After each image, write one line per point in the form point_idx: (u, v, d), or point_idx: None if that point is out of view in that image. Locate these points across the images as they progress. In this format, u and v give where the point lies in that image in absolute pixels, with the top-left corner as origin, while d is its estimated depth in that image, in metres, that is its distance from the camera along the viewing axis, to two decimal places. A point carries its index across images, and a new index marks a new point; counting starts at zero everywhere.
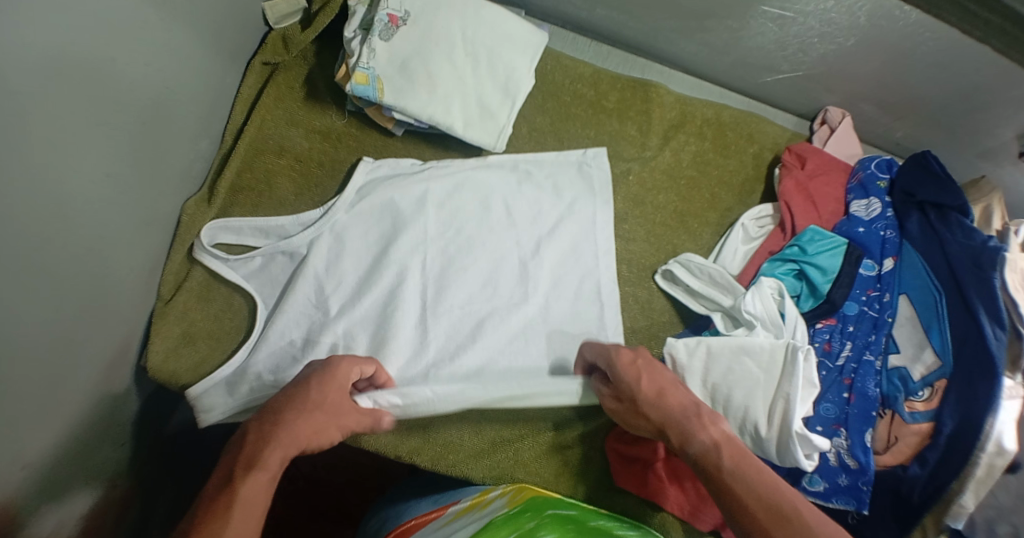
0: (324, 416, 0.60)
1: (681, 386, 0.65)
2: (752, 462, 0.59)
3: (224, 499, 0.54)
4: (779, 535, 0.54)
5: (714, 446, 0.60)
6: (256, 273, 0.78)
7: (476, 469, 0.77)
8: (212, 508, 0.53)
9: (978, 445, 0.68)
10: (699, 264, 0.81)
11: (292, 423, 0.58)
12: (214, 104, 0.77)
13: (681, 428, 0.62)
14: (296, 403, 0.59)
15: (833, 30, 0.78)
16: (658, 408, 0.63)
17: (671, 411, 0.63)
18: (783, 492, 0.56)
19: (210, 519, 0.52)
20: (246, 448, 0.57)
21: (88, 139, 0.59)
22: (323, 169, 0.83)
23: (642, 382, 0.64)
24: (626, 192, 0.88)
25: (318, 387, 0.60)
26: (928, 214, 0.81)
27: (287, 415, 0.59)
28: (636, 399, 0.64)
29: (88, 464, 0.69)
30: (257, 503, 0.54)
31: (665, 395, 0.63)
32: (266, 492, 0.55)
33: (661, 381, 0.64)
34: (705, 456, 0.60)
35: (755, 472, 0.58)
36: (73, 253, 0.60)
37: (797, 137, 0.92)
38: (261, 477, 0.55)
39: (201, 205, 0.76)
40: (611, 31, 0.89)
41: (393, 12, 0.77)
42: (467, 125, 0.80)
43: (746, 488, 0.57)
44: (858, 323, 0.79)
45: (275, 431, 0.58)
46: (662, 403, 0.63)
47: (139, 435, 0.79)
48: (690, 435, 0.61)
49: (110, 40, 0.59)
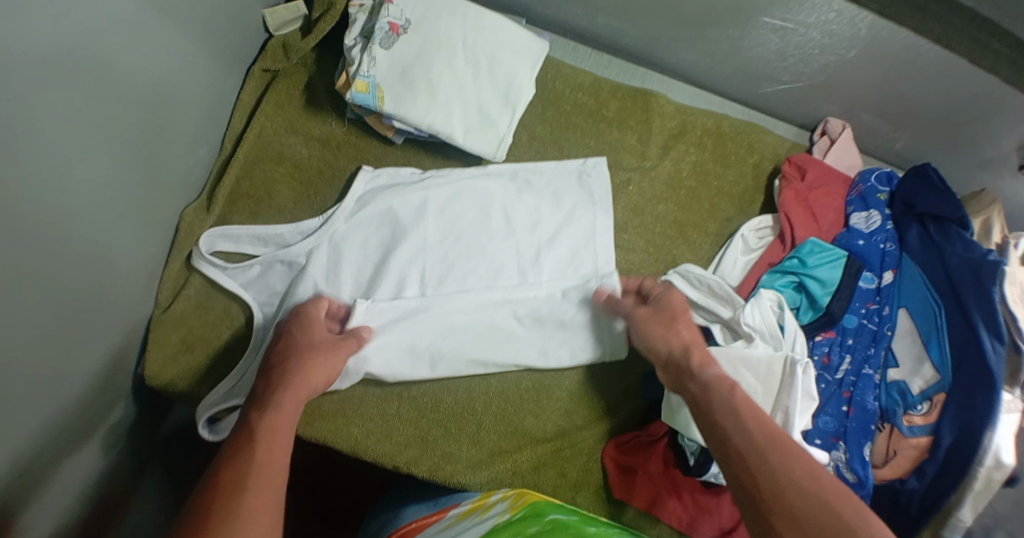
0: (324, 352, 0.68)
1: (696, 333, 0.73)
2: (745, 397, 0.63)
3: (248, 430, 0.59)
4: (773, 455, 0.55)
5: (725, 378, 0.65)
6: (254, 281, 0.78)
7: (475, 479, 0.76)
8: (236, 439, 0.58)
9: (977, 459, 0.68)
10: (698, 275, 0.80)
11: (298, 361, 0.65)
12: (213, 111, 0.77)
13: (704, 355, 0.68)
14: (297, 347, 0.67)
15: (834, 42, 0.78)
16: (689, 333, 0.71)
17: (700, 342, 0.71)
18: (779, 431, 0.58)
19: (238, 446, 0.57)
20: (259, 393, 0.63)
21: (83, 146, 0.59)
22: (321, 177, 0.83)
23: (686, 314, 0.74)
24: (626, 202, 0.87)
25: (311, 329, 0.69)
26: (928, 226, 0.81)
27: (290, 355, 0.66)
28: (673, 320, 0.73)
29: (76, 475, 0.68)
30: (274, 433, 0.59)
31: (695, 332, 0.72)
32: (289, 426, 0.61)
33: (687, 322, 0.73)
34: (719, 380, 0.64)
35: (759, 411, 0.61)
36: (70, 263, 0.60)
37: (797, 147, 0.92)
38: (279, 411, 0.61)
39: (200, 212, 0.76)
40: (611, 40, 0.89)
41: (394, 20, 0.77)
42: (466, 133, 0.80)
43: (748, 415, 0.60)
44: (858, 336, 0.79)
45: (289, 368, 0.65)
46: (691, 333, 0.72)
47: (133, 444, 0.79)
48: (707, 362, 0.67)
49: (110, 50, 0.59)
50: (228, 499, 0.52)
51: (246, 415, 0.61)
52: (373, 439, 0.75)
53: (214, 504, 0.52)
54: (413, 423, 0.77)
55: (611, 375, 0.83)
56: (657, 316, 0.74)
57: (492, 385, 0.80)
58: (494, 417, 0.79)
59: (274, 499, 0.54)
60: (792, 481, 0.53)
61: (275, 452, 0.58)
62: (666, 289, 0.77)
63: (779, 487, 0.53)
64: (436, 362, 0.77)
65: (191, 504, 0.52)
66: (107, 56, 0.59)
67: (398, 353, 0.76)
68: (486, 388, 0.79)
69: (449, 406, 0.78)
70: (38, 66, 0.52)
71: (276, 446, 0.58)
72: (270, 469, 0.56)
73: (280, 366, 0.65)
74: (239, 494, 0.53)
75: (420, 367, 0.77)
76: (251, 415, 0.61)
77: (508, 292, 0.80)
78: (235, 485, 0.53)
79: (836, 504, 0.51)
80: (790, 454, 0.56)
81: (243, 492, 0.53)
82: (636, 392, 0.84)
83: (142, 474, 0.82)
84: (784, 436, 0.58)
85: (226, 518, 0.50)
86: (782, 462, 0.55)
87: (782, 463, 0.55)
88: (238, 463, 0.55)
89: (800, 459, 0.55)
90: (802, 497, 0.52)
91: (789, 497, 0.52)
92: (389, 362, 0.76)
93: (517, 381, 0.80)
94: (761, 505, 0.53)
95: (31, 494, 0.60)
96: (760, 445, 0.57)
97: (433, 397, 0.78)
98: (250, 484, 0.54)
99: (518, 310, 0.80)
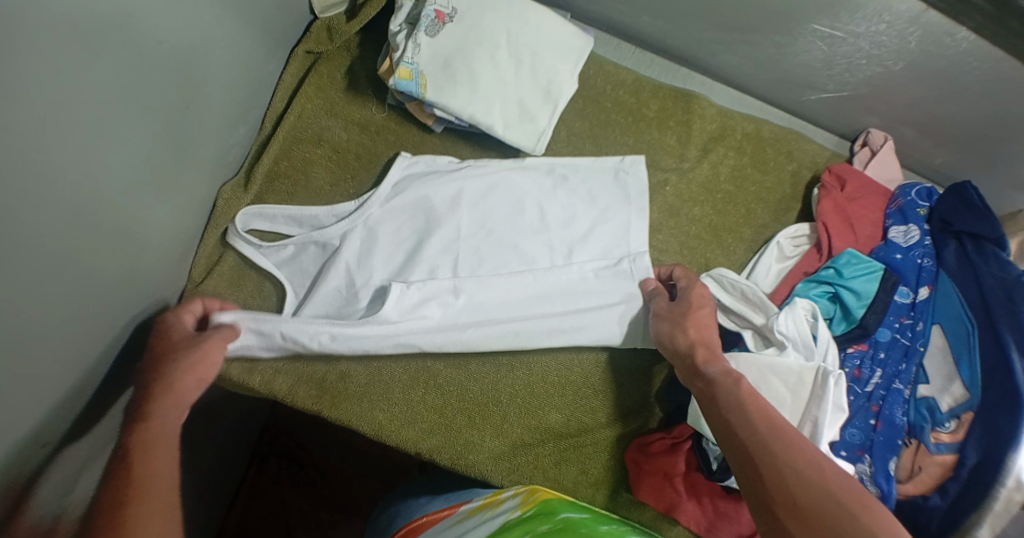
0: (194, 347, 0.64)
1: (713, 327, 0.72)
2: (754, 391, 0.63)
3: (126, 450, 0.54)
4: (777, 447, 0.56)
5: (731, 374, 0.65)
6: (288, 262, 0.78)
7: (496, 470, 0.76)
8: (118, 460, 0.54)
9: (997, 480, 0.65)
10: (731, 280, 0.80)
11: (164, 370, 0.61)
12: (256, 90, 0.77)
13: (711, 353, 0.68)
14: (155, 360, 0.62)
15: (881, 54, 0.77)
16: (701, 331, 0.71)
17: (712, 339, 0.70)
18: (784, 426, 0.58)
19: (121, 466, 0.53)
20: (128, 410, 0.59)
21: (127, 119, 0.59)
22: (359, 161, 0.83)
23: (703, 311, 0.73)
24: (662, 202, 0.87)
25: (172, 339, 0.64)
26: (965, 244, 0.80)
27: (150, 369, 0.62)
28: (685, 316, 0.72)
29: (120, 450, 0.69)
30: (151, 443, 0.55)
31: (709, 329, 0.71)
32: (164, 429, 0.57)
33: (701, 320, 0.72)
34: (726, 375, 0.65)
35: (763, 407, 0.61)
36: (107, 236, 0.60)
37: (837, 157, 0.92)
38: (149, 420, 0.57)
39: (237, 190, 0.76)
40: (654, 39, 0.89)
41: (441, 9, 0.76)
42: (507, 126, 0.80)
43: (744, 413, 0.60)
44: (890, 351, 0.79)
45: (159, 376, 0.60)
46: (702, 329, 0.71)
47: (199, 426, 0.79)
48: (715, 359, 0.67)
49: (154, 24, 0.59)
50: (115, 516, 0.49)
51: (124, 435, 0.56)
52: (396, 425, 0.75)
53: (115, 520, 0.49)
54: (438, 411, 0.77)
55: (635, 375, 0.83)
56: (673, 311, 0.73)
57: (518, 376, 0.80)
58: (518, 409, 0.79)
59: (162, 505, 0.51)
60: (796, 474, 0.54)
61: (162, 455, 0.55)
62: (690, 284, 0.76)
63: (783, 481, 0.54)
64: (465, 340, 0.76)
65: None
66: (152, 35, 0.59)
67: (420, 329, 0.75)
68: (513, 380, 0.79)
69: (474, 395, 0.78)
70: (84, 37, 0.52)
71: (152, 452, 0.55)
72: (149, 476, 0.53)
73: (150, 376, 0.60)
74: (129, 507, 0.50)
75: (449, 343, 0.76)
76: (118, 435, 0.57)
77: (540, 275, 0.79)
78: (115, 503, 0.50)
79: (837, 491, 0.52)
80: (794, 446, 0.56)
81: (123, 507, 0.50)
82: (658, 395, 0.84)
83: None
84: (790, 430, 0.58)
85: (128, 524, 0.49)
86: (786, 455, 0.55)
87: (786, 456, 0.55)
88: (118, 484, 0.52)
89: (804, 454, 0.55)
90: (801, 487, 0.53)
91: (791, 487, 0.53)
92: (417, 340, 0.75)
93: (543, 374, 0.80)
94: (766, 498, 0.54)
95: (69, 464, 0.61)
96: (765, 439, 0.57)
97: (458, 386, 0.78)
98: (129, 498, 0.50)
99: (549, 295, 0.79)
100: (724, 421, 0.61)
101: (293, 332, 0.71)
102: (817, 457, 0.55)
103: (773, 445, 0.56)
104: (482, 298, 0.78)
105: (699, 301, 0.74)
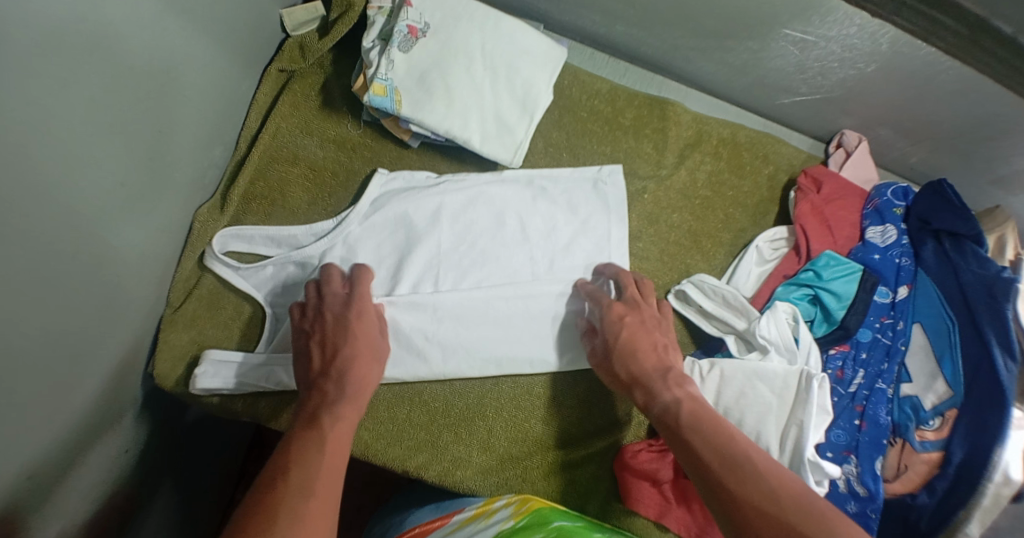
0: (367, 357, 0.68)
1: (647, 354, 0.71)
2: (714, 413, 0.64)
3: (311, 436, 0.60)
4: (722, 474, 0.57)
5: (668, 408, 0.65)
6: (266, 282, 0.77)
7: (485, 486, 0.76)
8: (302, 442, 0.59)
9: (985, 475, 0.67)
10: (712, 286, 0.80)
11: (346, 374, 0.66)
12: (229, 110, 0.77)
13: (647, 388, 0.69)
14: (348, 340, 0.68)
15: (855, 56, 0.78)
16: (628, 369, 0.71)
17: (644, 366, 0.70)
18: (738, 443, 0.60)
19: (304, 451, 0.58)
20: (329, 389, 0.65)
21: (103, 143, 0.59)
22: (336, 179, 0.82)
23: (627, 340, 0.72)
24: (641, 210, 0.87)
25: (353, 323, 0.69)
26: (943, 242, 0.81)
27: (349, 345, 0.67)
28: (614, 360, 0.72)
29: (102, 477, 0.68)
30: (343, 445, 0.61)
31: (641, 353, 0.71)
32: (349, 436, 0.62)
33: (635, 348, 0.71)
34: (665, 410, 0.65)
35: (710, 426, 0.62)
36: (83, 265, 0.59)
37: (812, 159, 0.92)
38: (342, 419, 0.62)
39: (213, 212, 0.75)
40: (629, 47, 0.89)
41: (413, 24, 0.76)
42: (484, 139, 0.80)
43: (699, 437, 0.61)
44: (872, 351, 0.79)
45: (345, 372, 0.66)
46: (631, 364, 0.71)
47: None
48: (656, 394, 0.67)
49: (125, 47, 0.58)
50: (298, 497, 0.53)
51: (303, 421, 0.62)
52: (382, 444, 0.75)
53: (278, 498, 0.53)
54: (424, 427, 0.76)
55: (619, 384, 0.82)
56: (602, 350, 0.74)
57: (504, 390, 0.79)
58: (505, 423, 0.78)
59: (335, 512, 0.55)
60: (743, 494, 0.55)
61: (338, 459, 0.59)
62: (606, 312, 0.75)
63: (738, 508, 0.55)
64: (449, 358, 0.77)
65: (242, 516, 0.52)
66: (126, 57, 0.59)
67: (398, 351, 0.76)
68: (499, 393, 0.79)
69: (460, 411, 0.77)
70: (57, 65, 0.52)
71: (339, 450, 0.60)
72: (328, 478, 0.57)
73: (337, 368, 0.66)
74: (307, 499, 0.54)
75: (432, 364, 0.76)
76: (316, 412, 0.63)
77: (522, 289, 0.79)
78: (301, 488, 0.54)
79: (784, 512, 0.53)
80: (740, 467, 0.57)
81: (310, 496, 0.54)
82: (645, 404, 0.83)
83: (167, 474, 0.82)
84: (733, 445, 0.60)
85: (296, 525, 0.51)
86: (734, 477, 0.57)
87: (739, 485, 0.56)
88: (296, 466, 0.56)
89: (743, 466, 0.57)
90: (751, 511, 0.54)
91: (744, 509, 0.54)
92: (400, 363, 0.76)
93: (529, 388, 0.80)
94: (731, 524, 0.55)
95: (49, 499, 0.60)
96: (710, 463, 0.59)
97: (443, 402, 0.77)
98: (317, 490, 0.55)
99: (530, 308, 0.80)
100: (681, 446, 0.62)
101: (280, 374, 0.73)
102: (768, 471, 0.56)
103: (716, 465, 0.58)
104: (462, 313, 0.78)
105: (614, 333, 0.73)
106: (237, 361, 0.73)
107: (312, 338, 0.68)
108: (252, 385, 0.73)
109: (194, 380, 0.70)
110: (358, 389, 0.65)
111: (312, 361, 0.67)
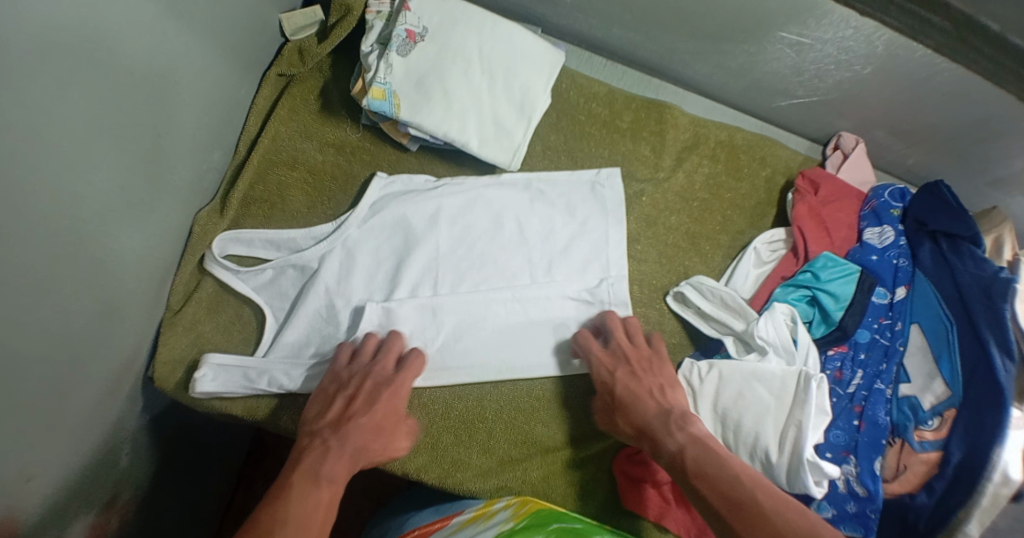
0: (388, 424, 0.70)
1: (649, 399, 0.72)
2: (730, 455, 0.65)
3: (307, 494, 0.63)
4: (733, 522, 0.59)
5: (678, 454, 0.66)
6: (266, 285, 0.78)
7: (484, 488, 0.75)
8: (297, 499, 0.62)
9: (984, 475, 0.67)
10: (710, 287, 0.80)
11: (360, 437, 0.68)
12: (228, 115, 0.77)
13: (650, 435, 0.69)
14: (374, 407, 0.70)
15: (850, 58, 0.79)
16: (630, 418, 0.71)
17: (647, 413, 0.71)
18: (748, 488, 0.61)
19: (298, 511, 0.61)
20: (338, 448, 0.67)
21: (102, 147, 0.59)
22: (335, 182, 0.83)
23: (623, 390, 0.73)
24: (639, 213, 0.88)
25: (384, 392, 0.71)
26: (940, 243, 0.81)
27: (373, 411, 0.69)
28: (616, 411, 0.73)
29: (104, 483, 0.68)
30: (332, 504, 0.64)
31: (641, 400, 0.72)
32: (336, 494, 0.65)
33: (633, 396, 0.72)
34: (676, 456, 0.66)
35: (719, 471, 0.63)
36: (83, 269, 0.59)
37: (809, 161, 0.93)
38: (337, 481, 0.65)
39: (213, 216, 0.75)
40: (625, 50, 0.89)
41: (411, 28, 0.77)
42: (481, 143, 0.80)
43: (709, 485, 0.62)
44: (869, 351, 0.80)
45: (358, 434, 0.68)
46: (632, 413, 0.71)
47: None
48: (660, 441, 0.68)
49: (124, 52, 0.59)
50: None
51: (305, 474, 0.65)
52: None
53: None
54: (423, 429, 0.76)
55: None
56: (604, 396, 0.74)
57: (503, 392, 0.79)
58: (503, 424, 0.78)
59: None
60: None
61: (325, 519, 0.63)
62: (597, 360, 0.75)
63: None
64: (447, 360, 0.77)
65: None
66: (124, 62, 0.59)
67: None
68: (498, 395, 0.79)
69: (459, 413, 0.77)
70: (56, 69, 0.52)
71: (326, 510, 0.63)
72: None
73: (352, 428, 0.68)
74: None
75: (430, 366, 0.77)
76: (315, 468, 0.65)
77: (519, 292, 0.80)
78: None
79: None
80: (753, 514, 0.59)
81: None
82: None
83: (168, 479, 0.82)
84: (741, 488, 0.61)
85: None
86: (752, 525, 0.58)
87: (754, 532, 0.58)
88: (288, 528, 0.59)
89: (750, 513, 0.59)
90: None
91: None
92: None
93: (527, 391, 0.80)
94: None
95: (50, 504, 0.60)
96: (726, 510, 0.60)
97: (443, 404, 0.77)
98: None
99: (529, 312, 0.80)
100: (694, 490, 0.63)
101: (278, 375, 0.73)
102: (781, 518, 0.58)
103: (723, 509, 0.60)
104: (461, 316, 0.78)
105: (609, 385, 0.74)
106: (235, 364, 0.73)
107: (340, 393, 0.70)
108: (252, 388, 0.73)
109: (193, 386, 0.70)
110: (362, 447, 0.68)
111: (328, 412, 0.69)
